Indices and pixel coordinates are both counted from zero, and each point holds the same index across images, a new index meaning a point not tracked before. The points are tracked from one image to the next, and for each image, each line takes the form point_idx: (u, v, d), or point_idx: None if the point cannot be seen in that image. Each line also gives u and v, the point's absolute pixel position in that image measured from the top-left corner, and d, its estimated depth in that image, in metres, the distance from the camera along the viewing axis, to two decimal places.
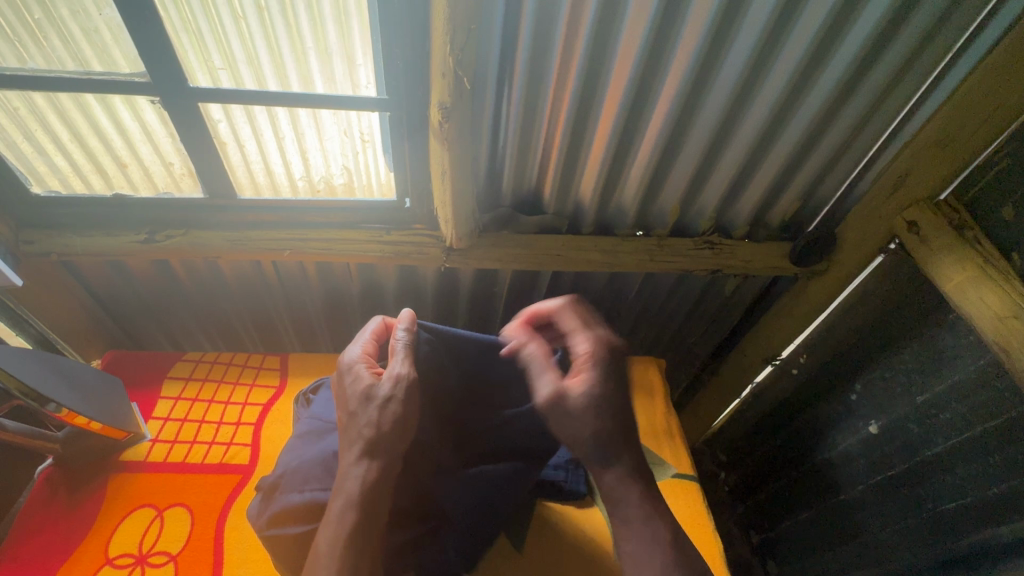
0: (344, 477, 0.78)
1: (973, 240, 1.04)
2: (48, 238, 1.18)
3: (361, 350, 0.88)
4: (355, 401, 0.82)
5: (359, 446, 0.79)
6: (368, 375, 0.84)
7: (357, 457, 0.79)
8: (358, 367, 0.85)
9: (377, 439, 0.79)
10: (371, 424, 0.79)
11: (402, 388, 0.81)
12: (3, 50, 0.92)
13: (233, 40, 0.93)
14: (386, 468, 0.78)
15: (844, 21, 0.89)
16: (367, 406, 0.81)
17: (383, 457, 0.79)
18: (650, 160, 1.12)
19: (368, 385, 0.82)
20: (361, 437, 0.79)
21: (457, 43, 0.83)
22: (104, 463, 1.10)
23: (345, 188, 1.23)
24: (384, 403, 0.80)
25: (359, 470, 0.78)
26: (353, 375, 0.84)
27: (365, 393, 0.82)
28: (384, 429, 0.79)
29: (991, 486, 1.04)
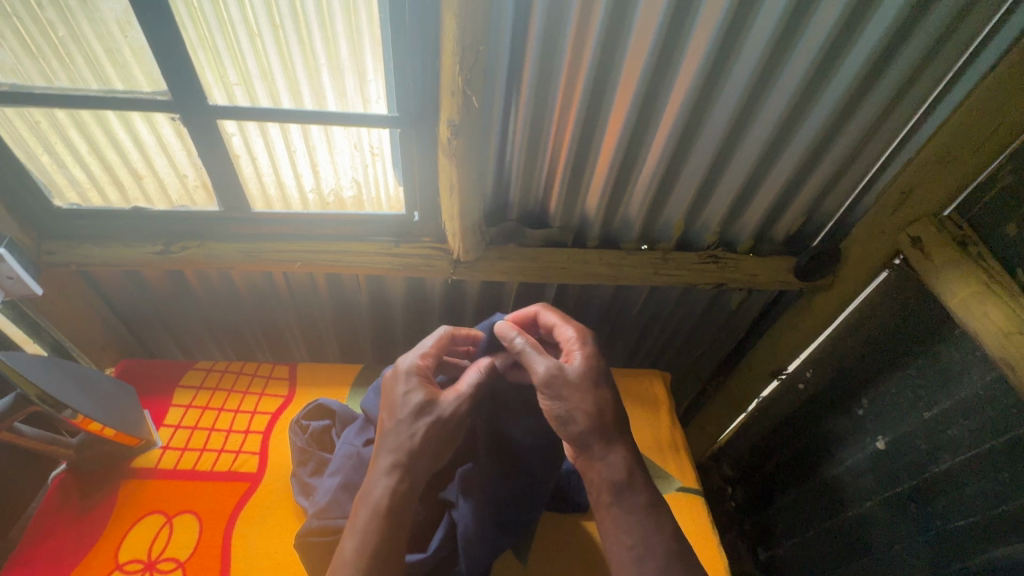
0: (371, 486, 0.79)
1: (977, 256, 1.04)
2: (68, 249, 1.21)
3: (419, 359, 0.88)
4: (406, 412, 0.82)
5: (396, 458, 0.79)
6: (424, 390, 0.84)
7: (389, 468, 0.79)
8: (416, 378, 0.85)
9: (416, 456, 0.79)
10: (414, 440, 0.80)
11: (455, 414, 0.82)
12: (32, 69, 0.96)
13: (249, 57, 0.96)
14: (414, 488, 0.79)
15: (844, 41, 0.91)
16: (416, 421, 0.81)
17: (415, 475, 0.79)
18: (655, 175, 1.13)
19: (422, 400, 0.82)
20: (401, 452, 0.79)
21: (466, 63, 0.86)
22: (115, 469, 1.12)
23: (354, 201, 1.26)
24: (431, 424, 0.81)
25: (390, 481, 0.78)
26: (409, 386, 0.84)
27: (416, 407, 0.82)
28: (425, 447, 0.80)
29: (1001, 504, 1.02)
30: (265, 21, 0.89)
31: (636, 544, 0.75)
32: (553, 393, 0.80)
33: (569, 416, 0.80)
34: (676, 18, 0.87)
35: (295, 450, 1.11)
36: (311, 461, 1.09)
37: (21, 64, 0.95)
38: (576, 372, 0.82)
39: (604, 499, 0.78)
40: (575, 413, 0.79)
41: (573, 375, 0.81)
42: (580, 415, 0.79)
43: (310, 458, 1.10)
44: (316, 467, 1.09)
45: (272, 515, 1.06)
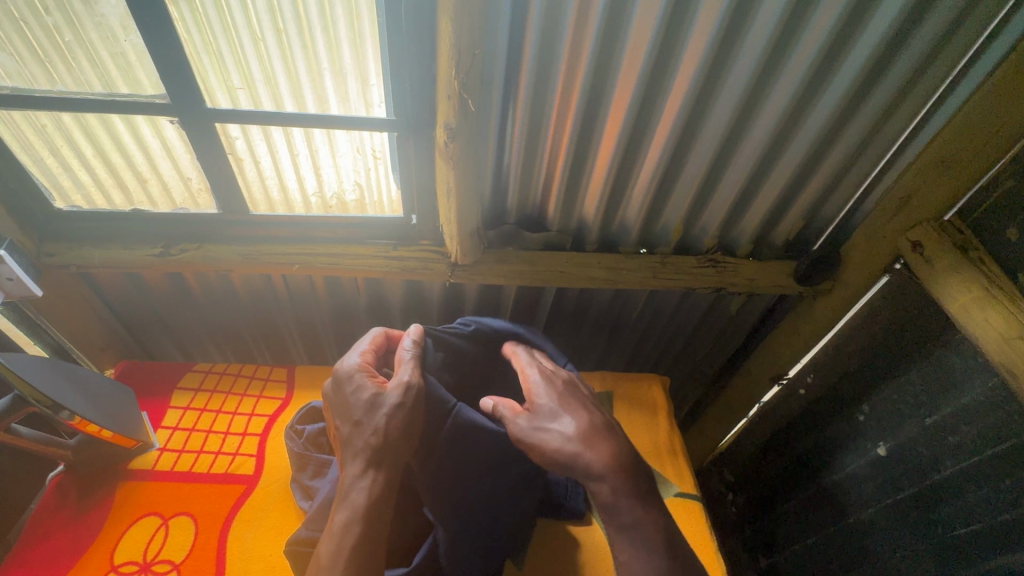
0: (348, 491, 0.79)
1: (977, 260, 1.03)
2: (69, 251, 1.22)
3: (360, 358, 0.90)
4: (360, 410, 0.83)
5: (364, 456, 0.80)
6: (373, 385, 0.85)
7: (361, 469, 0.79)
8: (361, 375, 0.86)
9: (380, 448, 0.80)
10: (377, 433, 0.81)
11: (410, 397, 0.84)
12: (36, 72, 0.97)
13: (252, 61, 0.97)
14: (390, 478, 0.80)
15: (841, 48, 0.91)
16: (373, 413, 0.82)
17: (387, 467, 0.80)
18: (652, 179, 1.14)
19: (373, 394, 0.83)
20: (366, 447, 0.80)
21: (463, 67, 0.86)
22: (113, 471, 1.12)
23: (356, 204, 1.27)
24: (391, 413, 0.82)
25: (365, 481, 0.79)
26: (357, 382, 0.85)
27: (371, 402, 0.83)
28: (390, 438, 0.81)
29: (1001, 512, 1.01)
30: (268, 25, 0.90)
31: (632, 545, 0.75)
32: (532, 443, 0.83)
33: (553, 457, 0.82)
34: (673, 21, 0.87)
35: (292, 454, 1.10)
36: (310, 464, 1.08)
37: (25, 67, 0.96)
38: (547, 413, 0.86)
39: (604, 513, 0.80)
40: (552, 453, 0.82)
41: (547, 419, 0.85)
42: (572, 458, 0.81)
43: (308, 461, 1.09)
44: (315, 470, 1.08)
45: (268, 517, 1.06)
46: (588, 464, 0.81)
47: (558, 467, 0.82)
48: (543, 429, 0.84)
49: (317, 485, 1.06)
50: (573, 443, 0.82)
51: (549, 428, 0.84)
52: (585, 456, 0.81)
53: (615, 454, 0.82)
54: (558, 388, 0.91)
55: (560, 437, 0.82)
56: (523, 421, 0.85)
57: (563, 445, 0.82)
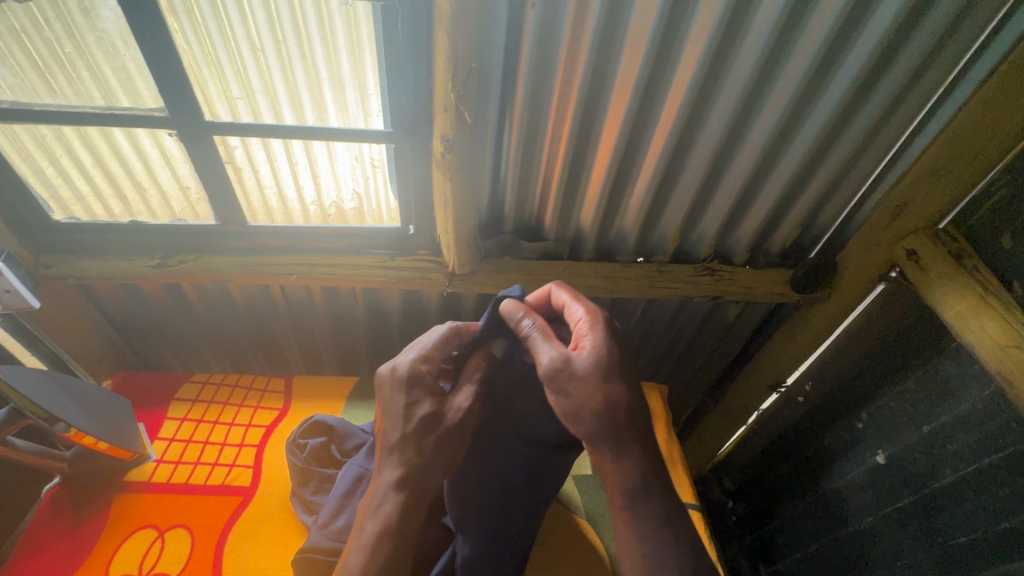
0: (381, 505, 0.75)
1: (972, 269, 1.03)
2: (67, 262, 1.22)
3: (420, 362, 0.81)
4: (413, 427, 0.77)
5: (407, 475, 0.76)
6: (430, 401, 0.79)
7: (400, 486, 0.76)
8: (420, 388, 0.79)
9: (423, 470, 0.77)
10: (425, 455, 0.77)
11: (465, 425, 0.80)
12: (37, 85, 0.98)
13: (251, 72, 0.97)
14: (427, 501, 0.77)
15: (833, 60, 0.93)
16: (426, 436, 0.77)
17: (428, 490, 0.77)
18: (649, 189, 1.14)
19: (430, 413, 0.78)
20: (412, 467, 0.76)
21: (459, 80, 0.87)
22: (109, 483, 1.11)
23: (355, 214, 1.27)
24: (441, 437, 0.78)
25: (401, 500, 0.75)
26: (416, 396, 0.79)
27: (425, 422, 0.78)
28: (435, 462, 0.77)
29: (1001, 521, 1.01)
30: (267, 36, 0.91)
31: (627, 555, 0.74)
32: (559, 387, 0.75)
33: (576, 409, 0.74)
34: (667, 33, 0.88)
35: (294, 469, 1.08)
36: (312, 480, 1.07)
37: (25, 81, 0.97)
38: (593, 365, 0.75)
39: (616, 501, 0.75)
40: (581, 411, 0.74)
41: (587, 365, 0.75)
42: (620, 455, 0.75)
43: (311, 477, 1.07)
44: (318, 485, 1.07)
45: (265, 529, 1.05)
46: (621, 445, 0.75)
47: (576, 424, 0.75)
48: (578, 378, 0.74)
49: (321, 500, 1.05)
50: (609, 415, 0.74)
51: (585, 382, 0.74)
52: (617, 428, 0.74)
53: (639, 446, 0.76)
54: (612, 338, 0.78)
55: (597, 398, 0.74)
56: (553, 354, 0.75)
57: (593, 407, 0.74)
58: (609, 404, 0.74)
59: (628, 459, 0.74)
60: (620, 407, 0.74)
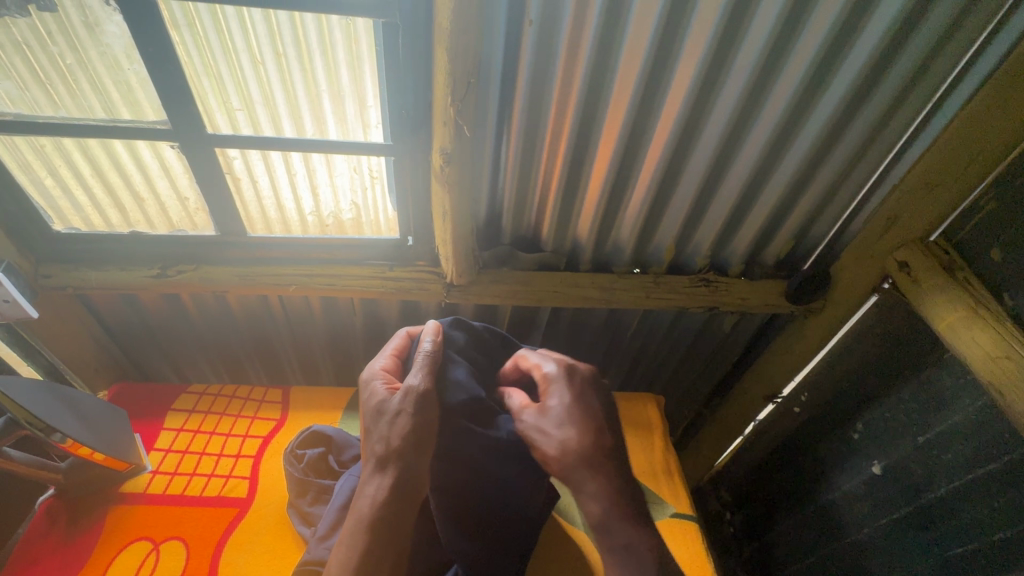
0: (359, 497, 0.76)
1: (963, 280, 1.05)
2: (66, 272, 1.22)
3: (380, 365, 0.88)
4: (369, 415, 0.81)
5: (371, 462, 0.77)
6: (384, 390, 0.82)
7: (371, 473, 0.76)
8: (375, 382, 0.84)
9: (385, 455, 0.76)
10: (381, 439, 0.77)
11: (414, 401, 0.79)
12: (40, 98, 0.99)
13: (252, 84, 0.99)
14: (398, 485, 0.75)
15: (823, 77, 0.95)
16: (380, 419, 0.79)
17: (396, 473, 0.75)
18: (645, 201, 1.16)
19: (381, 398, 0.81)
20: (374, 453, 0.77)
21: (458, 95, 0.89)
22: (104, 495, 1.11)
23: (353, 224, 1.28)
24: (394, 417, 0.78)
25: (371, 488, 0.75)
26: (369, 389, 0.84)
27: (378, 406, 0.80)
28: (393, 443, 0.76)
29: (996, 531, 1.01)
30: (268, 49, 0.93)
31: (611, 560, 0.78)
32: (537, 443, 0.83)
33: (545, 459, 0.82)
34: (662, 49, 0.90)
35: (291, 480, 1.08)
36: (310, 490, 1.06)
37: (28, 94, 0.98)
38: (558, 411, 0.83)
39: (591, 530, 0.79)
40: (547, 456, 0.82)
41: (550, 421, 0.83)
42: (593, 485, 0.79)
43: (308, 487, 1.07)
44: (315, 497, 1.06)
45: (261, 541, 1.05)
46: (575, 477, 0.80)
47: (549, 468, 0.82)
48: (544, 432, 0.83)
49: (318, 511, 1.04)
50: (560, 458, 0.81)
51: (548, 434, 0.82)
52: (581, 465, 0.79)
53: (600, 477, 0.79)
54: (572, 391, 0.85)
55: (558, 444, 0.81)
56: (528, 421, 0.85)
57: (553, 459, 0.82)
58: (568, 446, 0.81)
59: (590, 492, 0.79)
60: (579, 443, 0.80)
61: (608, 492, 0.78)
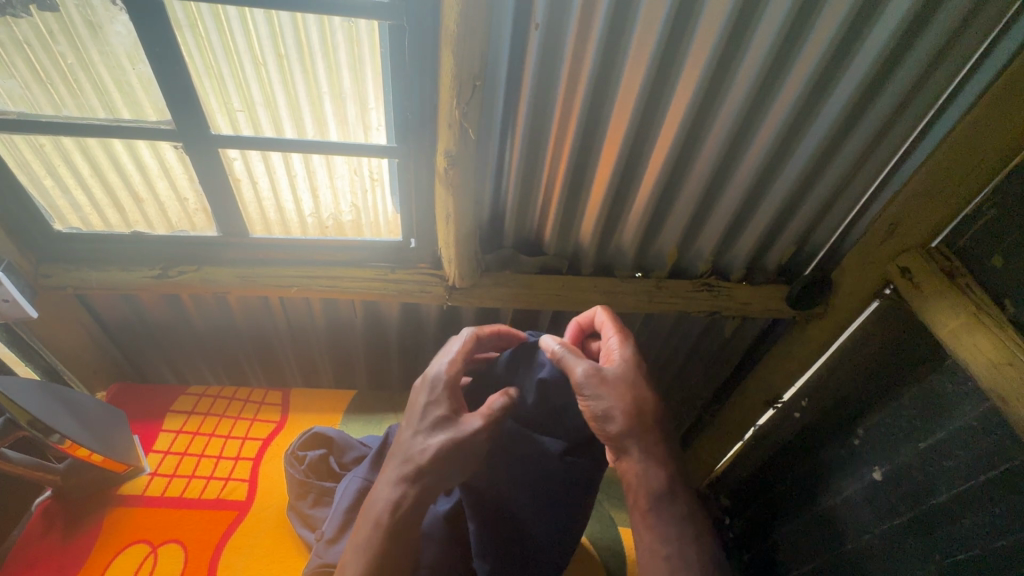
0: (380, 493, 0.76)
1: (965, 286, 1.05)
2: (65, 273, 1.21)
3: (448, 370, 0.83)
4: (422, 425, 0.78)
5: (404, 467, 0.75)
6: (446, 406, 0.79)
7: (399, 478, 0.76)
8: (441, 390, 0.82)
9: (422, 471, 0.75)
10: (424, 453, 0.76)
11: (471, 441, 0.77)
12: (41, 98, 0.99)
13: (254, 84, 0.99)
14: (420, 503, 0.75)
15: (827, 84, 0.95)
16: (430, 436, 0.77)
17: (423, 492, 0.75)
18: (648, 205, 1.16)
19: (442, 416, 0.79)
20: (412, 462, 0.76)
21: (463, 98, 0.89)
22: (101, 497, 1.10)
23: (353, 225, 1.28)
24: (448, 439, 0.76)
25: (397, 492, 0.75)
26: (433, 396, 0.81)
27: (435, 423, 0.78)
28: (433, 460, 0.75)
29: (998, 538, 1.00)
30: (270, 50, 0.93)
31: (651, 559, 0.73)
32: (587, 392, 0.79)
33: (607, 414, 0.78)
34: (667, 54, 0.90)
35: (292, 482, 1.06)
36: (311, 493, 1.05)
37: (31, 93, 0.98)
38: (620, 369, 0.82)
39: (641, 503, 0.75)
40: (613, 411, 0.78)
41: (610, 374, 0.81)
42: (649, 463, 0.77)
43: (309, 490, 1.05)
44: (316, 499, 1.05)
45: (260, 544, 1.04)
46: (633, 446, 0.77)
47: (610, 425, 0.78)
48: (606, 386, 0.79)
49: (319, 514, 1.03)
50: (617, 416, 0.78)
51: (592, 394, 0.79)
52: (645, 433, 0.79)
53: (658, 454, 0.78)
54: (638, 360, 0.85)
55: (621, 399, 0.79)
56: (586, 365, 0.80)
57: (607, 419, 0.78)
58: (637, 408, 0.79)
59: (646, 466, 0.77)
60: (647, 408, 0.80)
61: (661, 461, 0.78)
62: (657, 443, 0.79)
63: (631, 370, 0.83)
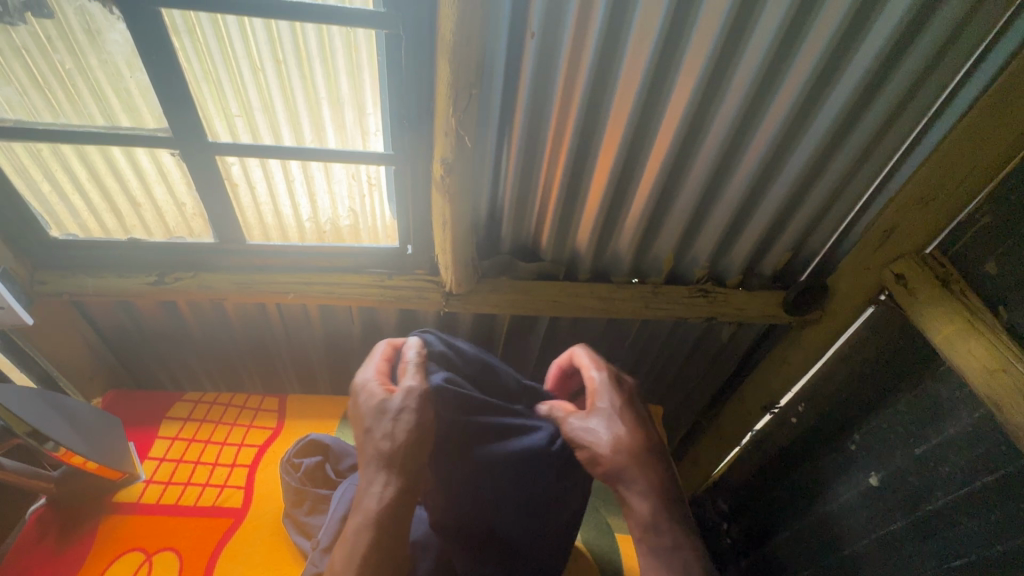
0: (361, 497, 0.73)
1: (959, 292, 1.06)
2: (61, 279, 1.21)
3: (374, 371, 0.82)
4: (369, 416, 0.76)
5: (374, 460, 0.73)
6: (380, 391, 0.78)
7: (372, 472, 0.73)
8: (373, 384, 0.80)
9: (392, 452, 0.73)
10: (385, 438, 0.73)
11: (416, 403, 0.76)
12: (40, 105, 0.99)
13: (252, 91, 0.99)
14: (403, 483, 0.72)
15: (821, 92, 0.96)
16: (381, 419, 0.75)
17: (400, 472, 0.73)
18: (644, 211, 1.17)
19: (381, 399, 0.77)
20: (376, 452, 0.73)
21: (460, 106, 0.89)
22: (96, 504, 1.09)
23: (350, 231, 1.28)
24: (394, 413, 0.75)
25: (376, 487, 0.72)
26: (366, 392, 0.79)
27: (378, 408, 0.76)
28: (393, 441, 0.73)
29: (994, 544, 1.00)
30: (269, 57, 0.94)
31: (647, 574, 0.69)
32: (577, 442, 0.80)
33: (593, 457, 0.77)
34: (662, 62, 0.91)
35: (288, 490, 1.06)
36: (306, 500, 1.05)
37: (28, 100, 0.98)
38: (602, 412, 0.80)
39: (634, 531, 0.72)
40: (596, 456, 0.77)
41: (596, 422, 0.79)
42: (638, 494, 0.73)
43: (305, 497, 1.05)
44: (312, 506, 1.05)
45: (256, 552, 1.04)
46: (631, 474, 0.74)
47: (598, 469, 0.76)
48: (591, 431, 0.79)
49: (315, 522, 1.02)
50: (618, 448, 0.75)
51: (598, 428, 0.78)
52: (629, 465, 0.74)
53: (650, 475, 0.74)
54: (620, 396, 0.82)
55: (605, 441, 0.77)
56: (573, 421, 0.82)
57: (609, 450, 0.76)
58: (618, 443, 0.76)
59: (637, 492, 0.73)
60: (634, 440, 0.76)
61: (661, 485, 0.73)
62: (658, 470, 0.75)
63: (615, 410, 0.80)
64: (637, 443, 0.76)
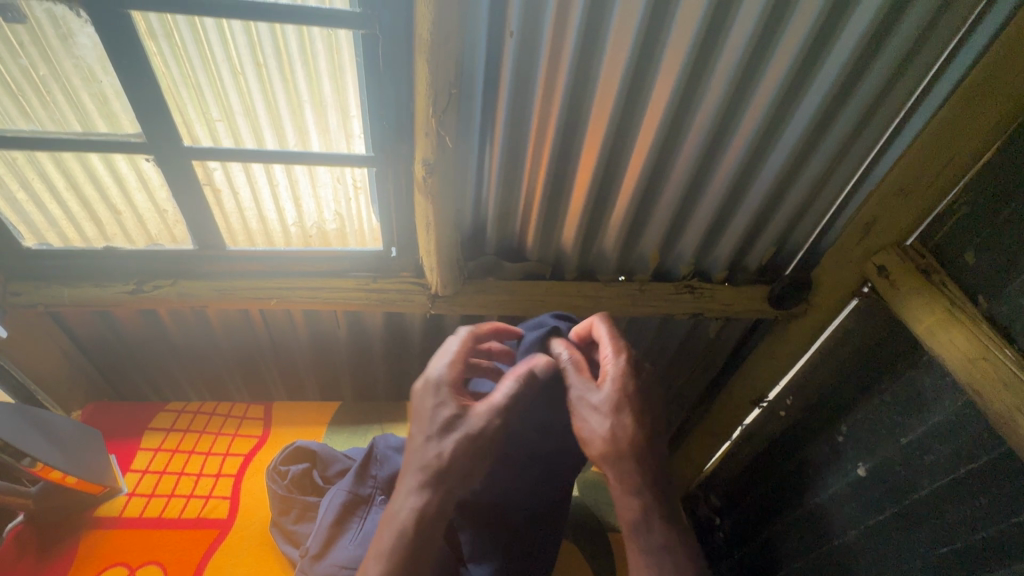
0: (396, 507, 0.69)
1: (939, 283, 1.08)
2: (36, 290, 1.19)
3: (451, 368, 0.78)
4: (434, 425, 0.72)
5: (423, 476, 0.69)
6: (454, 404, 0.74)
7: (417, 490, 0.69)
8: (447, 390, 0.76)
9: (444, 477, 0.69)
10: (441, 458, 0.70)
11: (485, 432, 0.72)
12: (11, 112, 0.97)
13: (232, 94, 0.97)
14: (443, 514, 0.69)
15: (800, 87, 0.97)
16: (443, 437, 0.71)
17: (445, 502, 0.69)
18: (628, 210, 1.17)
19: (452, 413, 0.73)
20: (428, 468, 0.70)
21: (440, 106, 0.88)
22: (77, 520, 1.07)
23: (337, 235, 1.27)
24: (464, 438, 0.71)
25: (415, 504, 0.69)
26: (438, 397, 0.75)
27: (445, 423, 0.72)
28: (452, 467, 0.70)
29: (980, 530, 1.02)
30: (248, 59, 0.92)
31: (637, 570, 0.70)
32: (577, 414, 0.81)
33: (589, 434, 0.79)
34: (642, 59, 0.91)
35: (275, 498, 1.04)
36: (294, 509, 1.03)
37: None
38: (605, 392, 0.80)
39: (622, 528, 0.72)
40: (592, 435, 0.78)
41: (598, 400, 0.79)
42: (629, 488, 0.73)
43: (292, 505, 1.04)
44: (300, 514, 1.03)
45: (243, 563, 1.02)
46: (627, 465, 0.75)
47: (589, 447, 0.79)
48: (592, 407, 0.79)
49: (303, 531, 1.01)
50: (618, 437, 0.76)
51: (599, 410, 0.79)
52: (623, 457, 0.75)
53: (643, 472, 0.75)
54: (630, 381, 0.81)
55: (605, 426, 0.78)
56: (575, 388, 0.82)
57: (603, 433, 0.77)
58: (616, 432, 0.77)
59: (626, 486, 0.74)
60: (628, 436, 0.76)
61: (653, 490, 0.74)
62: (650, 471, 0.75)
63: (619, 394, 0.80)
64: (631, 439, 0.76)
